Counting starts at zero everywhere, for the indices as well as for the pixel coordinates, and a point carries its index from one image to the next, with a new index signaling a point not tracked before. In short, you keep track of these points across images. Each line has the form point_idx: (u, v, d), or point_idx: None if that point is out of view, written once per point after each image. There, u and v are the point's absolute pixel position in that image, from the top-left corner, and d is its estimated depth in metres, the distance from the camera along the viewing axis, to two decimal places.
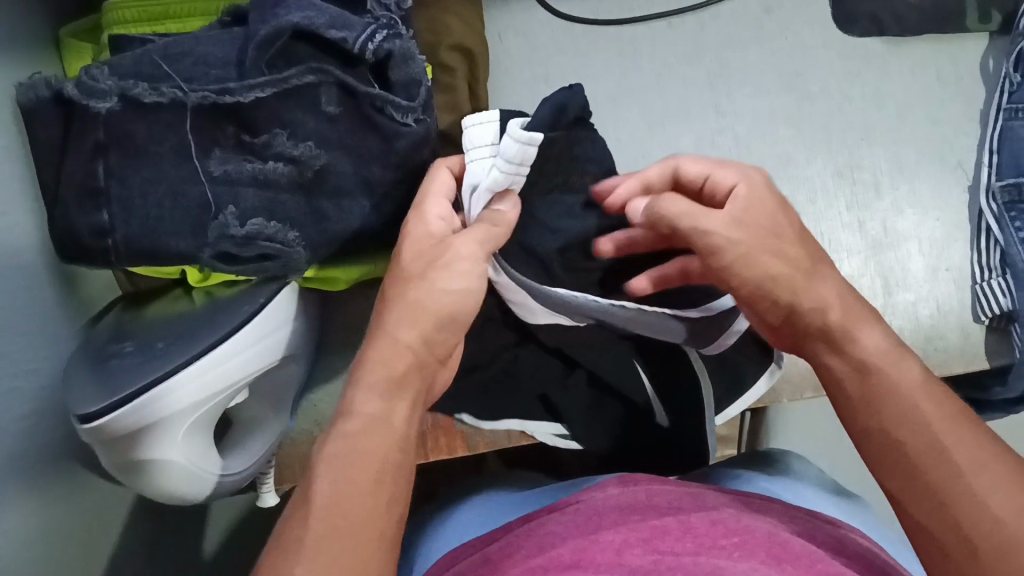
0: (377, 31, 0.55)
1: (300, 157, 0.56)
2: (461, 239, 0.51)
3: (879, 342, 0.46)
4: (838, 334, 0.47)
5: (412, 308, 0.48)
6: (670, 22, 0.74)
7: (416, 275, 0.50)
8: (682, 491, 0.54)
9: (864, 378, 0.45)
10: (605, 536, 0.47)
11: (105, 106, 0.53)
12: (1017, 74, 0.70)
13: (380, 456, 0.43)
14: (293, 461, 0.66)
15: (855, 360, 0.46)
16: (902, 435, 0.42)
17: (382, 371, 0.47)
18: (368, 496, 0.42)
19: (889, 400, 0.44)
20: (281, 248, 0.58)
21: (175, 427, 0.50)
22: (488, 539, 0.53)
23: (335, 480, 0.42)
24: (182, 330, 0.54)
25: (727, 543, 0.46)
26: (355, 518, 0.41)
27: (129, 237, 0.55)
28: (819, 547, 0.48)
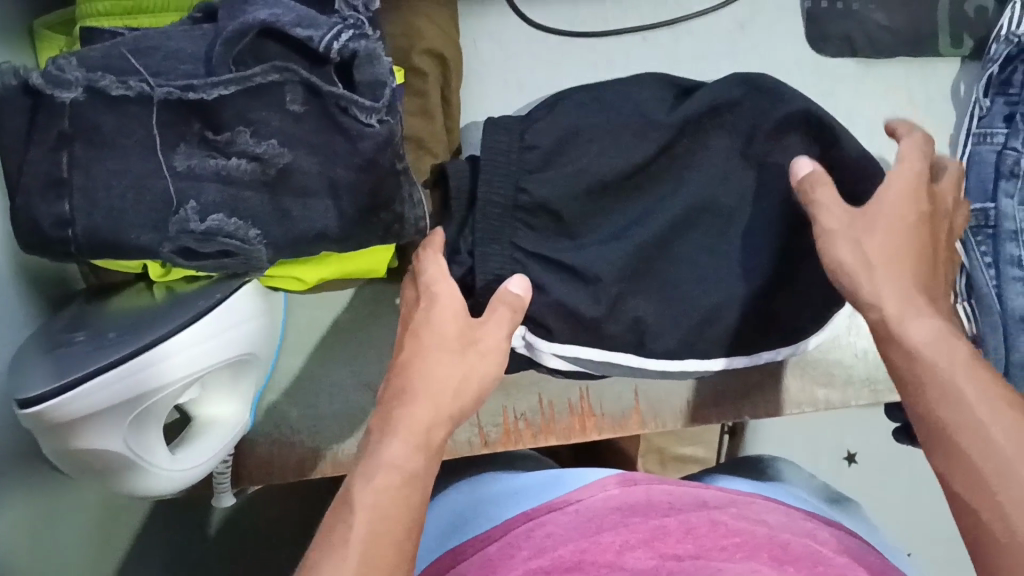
0: (343, 31, 0.56)
1: (264, 154, 0.57)
2: (489, 331, 0.57)
3: (929, 332, 0.50)
4: (892, 325, 0.52)
5: (460, 380, 0.54)
6: (644, 36, 0.74)
7: (455, 351, 0.55)
8: (676, 491, 0.59)
9: (914, 362, 0.50)
10: (605, 539, 0.53)
11: (71, 97, 0.53)
12: (987, 99, 0.70)
13: (409, 521, 0.46)
14: (254, 464, 0.68)
15: (907, 348, 0.51)
16: (947, 412, 0.48)
17: (419, 440, 0.50)
18: (399, 537, 0.45)
19: (933, 382, 0.49)
20: (241, 245, 0.58)
21: (117, 419, 0.49)
22: (487, 537, 0.58)
23: (371, 530, 0.44)
24: (135, 322, 0.54)
25: (727, 543, 0.53)
26: (384, 556, 0.44)
27: (91, 229, 0.55)
28: (820, 548, 0.54)
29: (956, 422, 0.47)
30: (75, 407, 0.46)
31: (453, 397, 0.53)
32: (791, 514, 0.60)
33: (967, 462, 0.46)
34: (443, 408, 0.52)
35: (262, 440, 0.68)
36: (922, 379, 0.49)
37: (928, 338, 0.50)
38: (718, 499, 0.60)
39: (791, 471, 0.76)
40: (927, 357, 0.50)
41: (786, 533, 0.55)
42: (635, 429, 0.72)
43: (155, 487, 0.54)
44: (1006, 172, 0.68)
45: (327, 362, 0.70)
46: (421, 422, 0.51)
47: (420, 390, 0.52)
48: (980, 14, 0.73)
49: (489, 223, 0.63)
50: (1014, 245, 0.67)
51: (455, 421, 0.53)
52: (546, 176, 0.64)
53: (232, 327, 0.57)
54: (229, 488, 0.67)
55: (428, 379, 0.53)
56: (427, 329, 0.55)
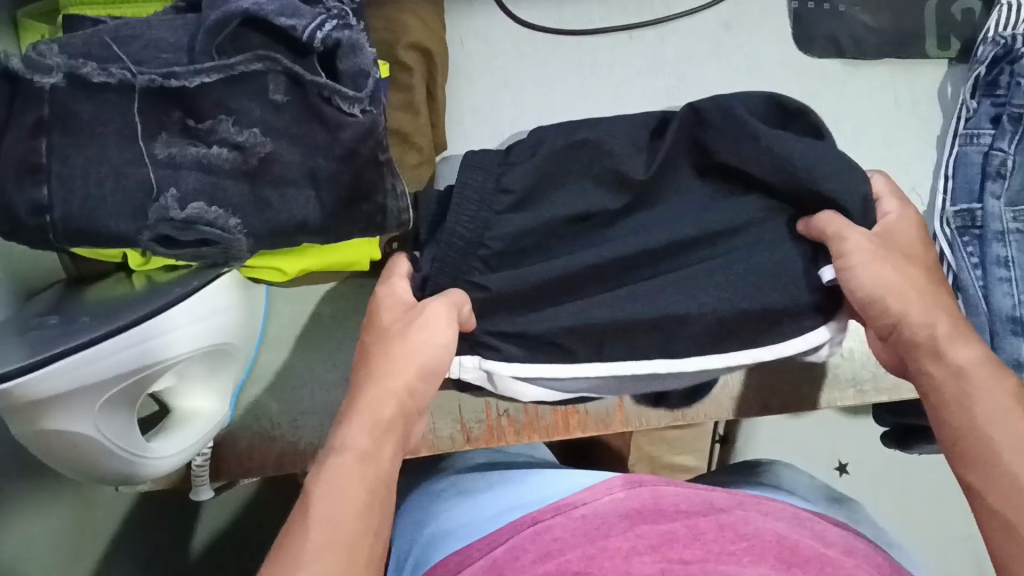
0: (327, 20, 0.56)
1: (245, 143, 0.56)
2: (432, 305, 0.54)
3: (974, 356, 0.50)
4: (940, 343, 0.51)
5: (398, 362, 0.51)
6: (631, 35, 0.74)
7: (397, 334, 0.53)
8: (687, 493, 0.58)
9: (960, 381, 0.49)
10: (612, 544, 0.51)
11: (50, 82, 0.53)
12: (973, 101, 0.71)
13: (363, 502, 0.45)
14: (230, 457, 0.68)
15: (953, 365, 0.50)
16: (993, 432, 0.47)
17: (368, 421, 0.48)
18: (358, 520, 0.44)
19: (979, 402, 0.48)
20: (221, 234, 0.57)
21: (86, 403, 0.49)
22: (495, 540, 0.56)
23: (324, 519, 0.43)
24: (109, 307, 0.54)
25: (734, 548, 0.51)
26: (343, 541, 0.42)
27: (67, 216, 0.55)
28: (825, 550, 0.53)
29: (1000, 437, 0.46)
30: (46, 384, 0.46)
31: (398, 377, 0.50)
32: (797, 516, 0.59)
33: (1006, 475, 0.45)
34: (395, 386, 0.50)
35: (243, 433, 0.68)
36: (964, 402, 0.48)
37: (974, 361, 0.50)
38: (725, 501, 0.58)
39: (791, 474, 0.76)
40: (975, 380, 0.49)
41: (791, 533, 0.54)
42: (619, 426, 0.73)
43: (132, 471, 0.54)
44: (993, 173, 0.68)
45: (309, 356, 0.70)
46: (372, 406, 0.49)
47: (371, 375, 0.51)
48: (966, 17, 0.74)
49: (447, 255, 0.59)
50: (1001, 246, 0.67)
51: (415, 396, 0.51)
52: (507, 218, 0.60)
53: (209, 317, 0.57)
54: (208, 483, 0.67)
55: (377, 364, 0.51)
56: (375, 325, 0.54)
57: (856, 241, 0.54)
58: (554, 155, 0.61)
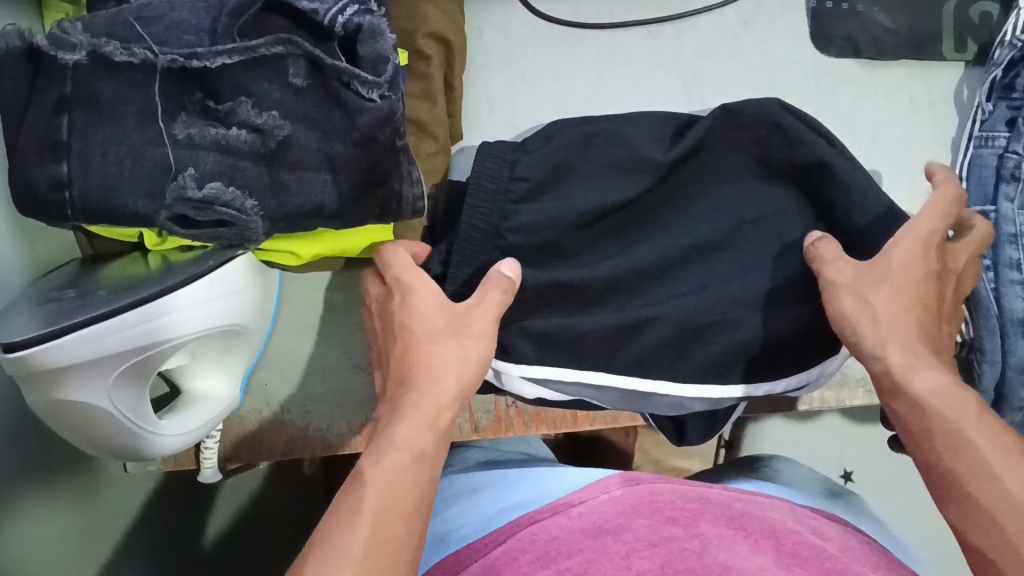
0: (348, 5, 0.57)
1: (264, 126, 0.57)
2: (481, 306, 0.56)
3: (935, 382, 0.52)
4: (897, 376, 0.53)
5: (449, 365, 0.53)
6: (649, 30, 0.74)
7: (446, 334, 0.55)
8: (681, 488, 0.59)
9: (923, 412, 0.51)
10: (612, 544, 0.51)
11: (74, 59, 0.54)
12: (989, 103, 0.70)
13: (413, 503, 0.48)
14: (238, 440, 0.68)
15: (911, 399, 0.52)
16: (956, 464, 0.49)
17: (423, 423, 0.51)
18: (404, 518, 0.46)
19: (940, 433, 0.50)
20: (237, 215, 0.57)
21: (100, 376, 0.49)
22: (493, 540, 0.56)
23: (379, 515, 0.46)
24: (125, 284, 0.54)
25: (734, 545, 0.51)
26: (391, 538, 0.45)
27: (86, 193, 0.55)
28: (828, 549, 0.53)
29: (965, 472, 0.48)
30: (59, 355, 0.46)
31: (448, 382, 0.53)
32: (795, 513, 0.59)
33: (978, 509, 0.47)
34: (447, 391, 0.53)
35: (251, 417, 0.68)
36: (930, 431, 0.50)
37: (931, 388, 0.51)
38: (721, 496, 0.59)
39: (788, 467, 0.77)
40: (938, 410, 0.51)
41: (794, 532, 0.54)
42: (626, 422, 0.74)
43: (151, 442, 0.55)
44: (1008, 175, 0.68)
45: (320, 342, 0.70)
46: (426, 410, 0.52)
47: (423, 375, 0.53)
48: (984, 20, 0.74)
49: (469, 246, 0.62)
50: (1014, 249, 0.67)
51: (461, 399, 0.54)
52: (528, 208, 0.63)
53: (221, 299, 0.57)
54: (215, 463, 0.67)
55: (426, 365, 0.54)
56: (415, 315, 0.55)
57: (834, 269, 0.58)
58: (571, 146, 0.65)
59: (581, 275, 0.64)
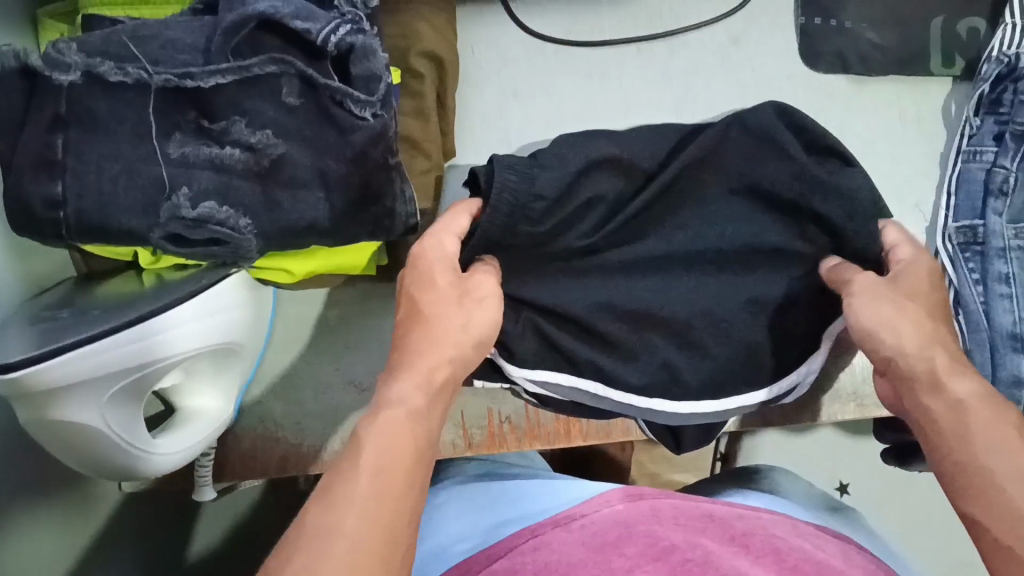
0: (341, 25, 0.57)
1: (257, 145, 0.57)
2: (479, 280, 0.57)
3: (972, 387, 0.49)
4: (933, 377, 0.50)
5: (448, 333, 0.53)
6: (639, 47, 0.75)
7: (441, 306, 0.54)
8: (684, 505, 0.59)
9: (959, 412, 0.48)
10: (616, 561, 0.51)
11: (68, 80, 0.53)
12: (976, 118, 0.71)
13: (415, 455, 0.44)
14: (232, 457, 0.68)
15: (950, 399, 0.49)
16: (991, 463, 0.45)
17: (420, 379, 0.49)
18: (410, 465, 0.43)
19: (977, 431, 0.46)
20: (231, 234, 0.58)
21: (97, 393, 0.49)
22: (493, 555, 0.56)
23: (378, 458, 0.43)
24: (120, 304, 0.54)
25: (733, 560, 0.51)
26: (397, 480, 0.42)
27: (81, 211, 0.55)
28: (822, 562, 0.53)
29: (1001, 470, 0.44)
30: (51, 376, 0.45)
31: (446, 348, 0.52)
32: (797, 533, 0.59)
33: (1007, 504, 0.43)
34: (444, 351, 0.52)
35: (246, 433, 0.68)
36: (960, 430, 0.47)
37: (971, 393, 0.48)
38: (723, 513, 0.60)
39: (791, 483, 0.76)
40: (971, 412, 0.47)
41: (790, 552, 0.54)
42: (620, 437, 0.74)
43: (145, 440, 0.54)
44: (995, 189, 0.69)
45: (314, 359, 0.70)
46: (421, 371, 0.50)
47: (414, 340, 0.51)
48: (971, 36, 0.75)
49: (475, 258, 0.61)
50: (1002, 262, 0.68)
51: (455, 367, 0.52)
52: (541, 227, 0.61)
53: (215, 317, 0.57)
54: (211, 482, 0.67)
55: (419, 330, 0.52)
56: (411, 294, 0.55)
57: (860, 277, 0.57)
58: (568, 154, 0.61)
59: (583, 300, 0.64)
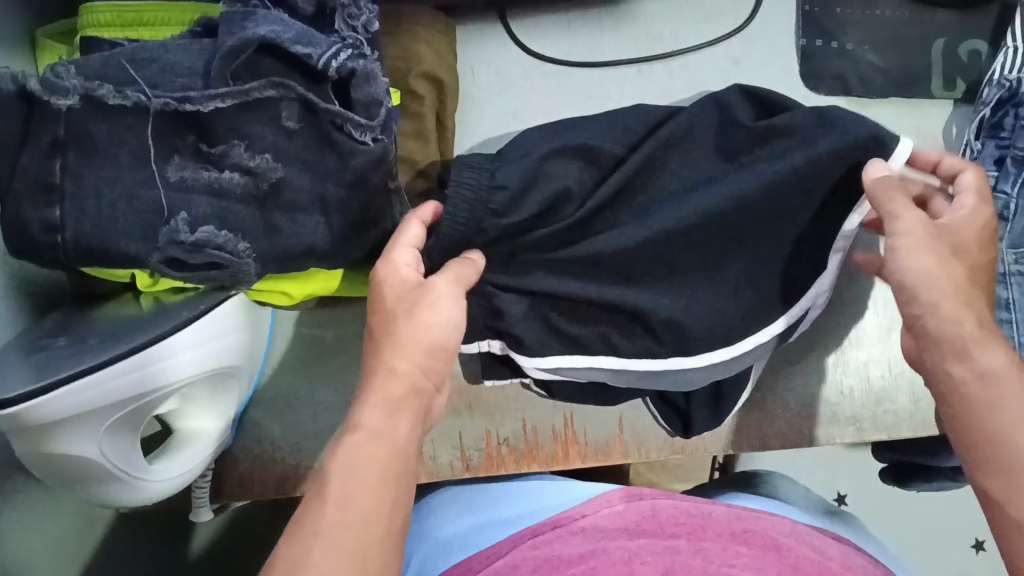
0: (342, 50, 0.56)
1: (257, 169, 0.56)
2: (438, 282, 0.54)
3: (1003, 357, 0.48)
4: (966, 345, 0.49)
5: (404, 342, 0.51)
6: (639, 68, 0.75)
7: (399, 315, 0.52)
8: (685, 505, 0.59)
9: (989, 384, 0.47)
10: (614, 547, 0.54)
11: (66, 105, 0.52)
12: (977, 141, 0.71)
13: (384, 477, 0.45)
14: (231, 478, 0.69)
15: (978, 367, 0.48)
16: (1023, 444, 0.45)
17: (383, 400, 0.49)
18: (376, 492, 0.44)
19: (1009, 408, 0.46)
20: (230, 258, 0.57)
21: (96, 424, 0.49)
22: (496, 554, 0.57)
23: (343, 490, 0.43)
24: (118, 330, 0.54)
25: (736, 563, 0.52)
26: (362, 509, 0.43)
27: (80, 235, 0.54)
28: (829, 564, 0.53)
29: None
30: (49, 409, 0.46)
31: (406, 358, 0.51)
32: (795, 530, 0.58)
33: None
34: (406, 365, 0.51)
35: (243, 456, 0.69)
36: (991, 407, 0.47)
37: (1004, 365, 0.48)
38: (724, 515, 0.58)
39: (791, 485, 0.76)
40: (1006, 383, 0.47)
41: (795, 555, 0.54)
42: (619, 458, 0.74)
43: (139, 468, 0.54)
44: (996, 216, 0.69)
45: (311, 378, 0.71)
46: (386, 389, 0.49)
47: (382, 356, 0.51)
48: (973, 59, 0.76)
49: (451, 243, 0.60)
50: (1003, 288, 0.69)
51: (427, 374, 0.52)
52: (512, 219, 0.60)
53: (212, 339, 0.57)
54: (208, 503, 0.68)
55: (386, 346, 0.51)
56: (378, 309, 0.54)
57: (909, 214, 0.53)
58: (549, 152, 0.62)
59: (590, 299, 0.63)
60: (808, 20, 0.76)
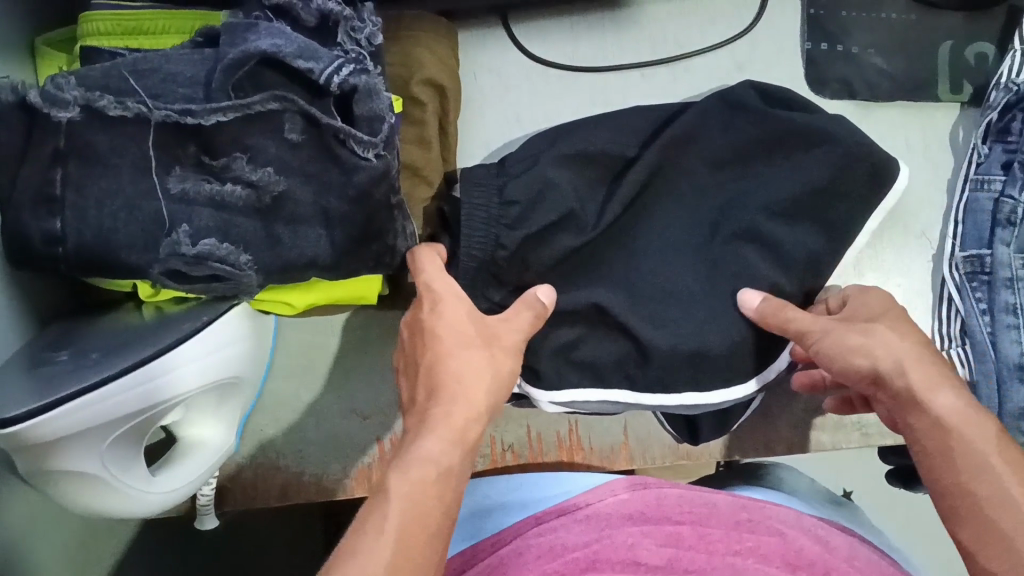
0: (344, 64, 0.55)
1: (259, 182, 0.55)
2: (509, 327, 0.56)
3: (955, 404, 0.50)
4: (916, 395, 0.51)
5: (474, 380, 0.50)
6: (642, 73, 0.76)
7: (467, 349, 0.52)
8: (689, 493, 0.58)
9: (943, 433, 0.49)
10: (619, 535, 0.53)
11: (67, 117, 0.51)
12: (984, 146, 0.73)
13: (438, 522, 0.43)
14: (234, 487, 0.70)
15: (930, 417, 0.50)
16: (979, 489, 0.47)
17: (453, 434, 0.47)
18: (429, 533, 0.43)
19: (962, 458, 0.48)
20: (231, 270, 0.56)
21: (87, 442, 0.50)
22: (500, 541, 0.56)
23: (401, 523, 0.42)
24: (119, 342, 0.53)
25: (740, 548, 0.53)
26: (416, 549, 0.42)
27: (81, 246, 0.53)
28: (831, 553, 0.53)
29: (987, 497, 0.47)
30: (48, 427, 0.45)
31: (478, 398, 0.50)
32: (802, 521, 0.57)
33: (997, 533, 0.46)
34: (477, 402, 0.50)
35: (246, 464, 0.71)
36: (952, 452, 0.49)
37: (954, 409, 0.50)
38: (728, 504, 0.57)
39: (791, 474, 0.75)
40: (958, 430, 0.49)
41: (802, 548, 0.53)
42: (623, 465, 0.74)
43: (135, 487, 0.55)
44: (1003, 220, 0.70)
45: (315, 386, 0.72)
46: (459, 430, 0.48)
47: (455, 394, 0.49)
48: (980, 62, 0.77)
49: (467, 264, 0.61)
50: (1009, 292, 0.69)
51: (488, 414, 0.51)
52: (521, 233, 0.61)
53: (215, 352, 0.57)
54: (212, 510, 0.68)
55: (452, 376, 0.50)
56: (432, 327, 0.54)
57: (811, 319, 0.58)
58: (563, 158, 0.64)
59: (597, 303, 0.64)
60: (813, 24, 0.77)
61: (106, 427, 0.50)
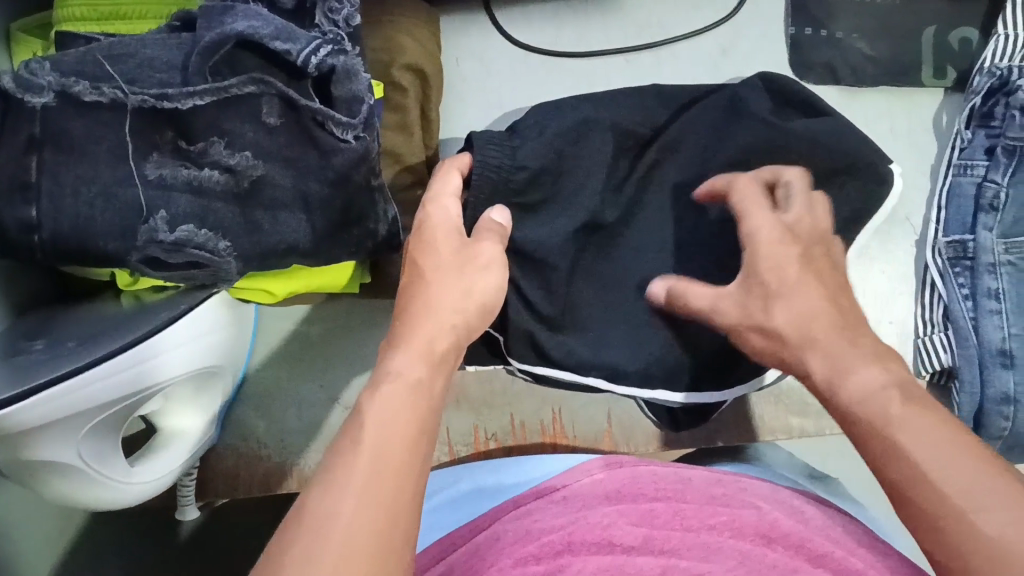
0: (322, 46, 0.54)
1: (237, 166, 0.54)
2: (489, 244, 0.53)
3: (866, 381, 0.46)
4: (823, 384, 0.48)
5: (448, 299, 0.48)
6: (627, 58, 0.76)
7: (447, 268, 0.50)
8: (663, 471, 0.58)
9: (858, 417, 0.45)
10: (594, 516, 0.52)
11: (41, 102, 0.49)
12: (968, 131, 0.73)
13: (416, 445, 0.40)
14: (216, 476, 0.71)
15: (845, 402, 0.46)
16: (898, 474, 0.42)
17: (422, 348, 0.45)
18: (411, 439, 0.40)
19: (885, 439, 0.43)
20: (210, 257, 0.55)
21: (57, 434, 0.49)
22: (478, 526, 0.56)
23: (380, 432, 0.39)
24: (96, 331, 0.53)
25: (713, 522, 0.51)
26: (402, 455, 0.39)
27: (57, 235, 0.51)
28: (815, 533, 0.52)
29: (913, 476, 0.41)
30: (19, 417, 0.44)
31: (454, 312, 0.48)
32: (776, 493, 0.57)
33: (930, 522, 0.40)
34: (447, 318, 0.47)
35: (229, 452, 0.71)
36: (868, 440, 0.44)
37: (862, 391, 0.45)
38: (703, 479, 0.57)
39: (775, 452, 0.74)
40: (865, 409, 0.45)
41: (775, 520, 0.52)
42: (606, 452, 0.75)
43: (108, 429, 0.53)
44: (986, 205, 0.71)
45: (297, 375, 0.72)
46: (426, 351, 0.45)
47: (424, 308, 0.47)
48: (963, 46, 0.77)
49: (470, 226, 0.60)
50: (992, 278, 0.69)
51: (465, 332, 0.48)
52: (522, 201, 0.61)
53: (193, 339, 0.57)
54: (193, 501, 0.70)
55: (428, 292, 0.48)
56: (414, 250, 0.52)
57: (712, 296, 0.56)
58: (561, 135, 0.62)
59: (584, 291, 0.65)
60: (797, 8, 0.77)
61: (82, 416, 0.49)
